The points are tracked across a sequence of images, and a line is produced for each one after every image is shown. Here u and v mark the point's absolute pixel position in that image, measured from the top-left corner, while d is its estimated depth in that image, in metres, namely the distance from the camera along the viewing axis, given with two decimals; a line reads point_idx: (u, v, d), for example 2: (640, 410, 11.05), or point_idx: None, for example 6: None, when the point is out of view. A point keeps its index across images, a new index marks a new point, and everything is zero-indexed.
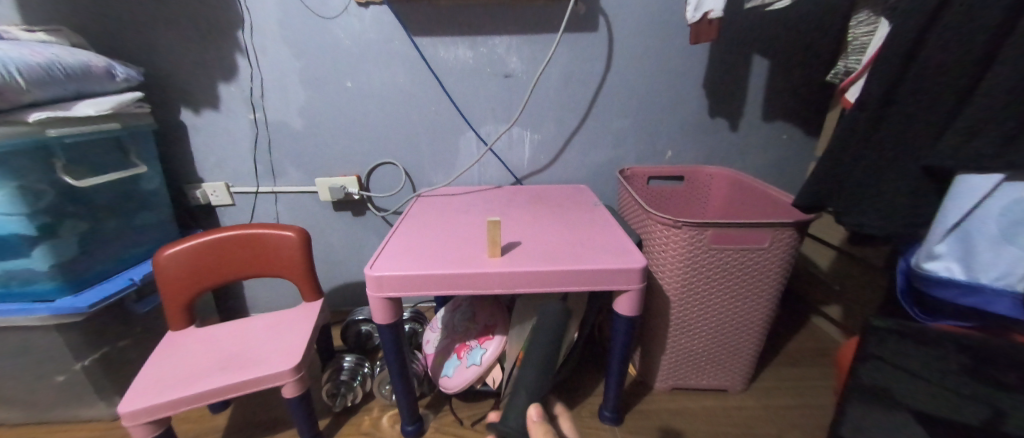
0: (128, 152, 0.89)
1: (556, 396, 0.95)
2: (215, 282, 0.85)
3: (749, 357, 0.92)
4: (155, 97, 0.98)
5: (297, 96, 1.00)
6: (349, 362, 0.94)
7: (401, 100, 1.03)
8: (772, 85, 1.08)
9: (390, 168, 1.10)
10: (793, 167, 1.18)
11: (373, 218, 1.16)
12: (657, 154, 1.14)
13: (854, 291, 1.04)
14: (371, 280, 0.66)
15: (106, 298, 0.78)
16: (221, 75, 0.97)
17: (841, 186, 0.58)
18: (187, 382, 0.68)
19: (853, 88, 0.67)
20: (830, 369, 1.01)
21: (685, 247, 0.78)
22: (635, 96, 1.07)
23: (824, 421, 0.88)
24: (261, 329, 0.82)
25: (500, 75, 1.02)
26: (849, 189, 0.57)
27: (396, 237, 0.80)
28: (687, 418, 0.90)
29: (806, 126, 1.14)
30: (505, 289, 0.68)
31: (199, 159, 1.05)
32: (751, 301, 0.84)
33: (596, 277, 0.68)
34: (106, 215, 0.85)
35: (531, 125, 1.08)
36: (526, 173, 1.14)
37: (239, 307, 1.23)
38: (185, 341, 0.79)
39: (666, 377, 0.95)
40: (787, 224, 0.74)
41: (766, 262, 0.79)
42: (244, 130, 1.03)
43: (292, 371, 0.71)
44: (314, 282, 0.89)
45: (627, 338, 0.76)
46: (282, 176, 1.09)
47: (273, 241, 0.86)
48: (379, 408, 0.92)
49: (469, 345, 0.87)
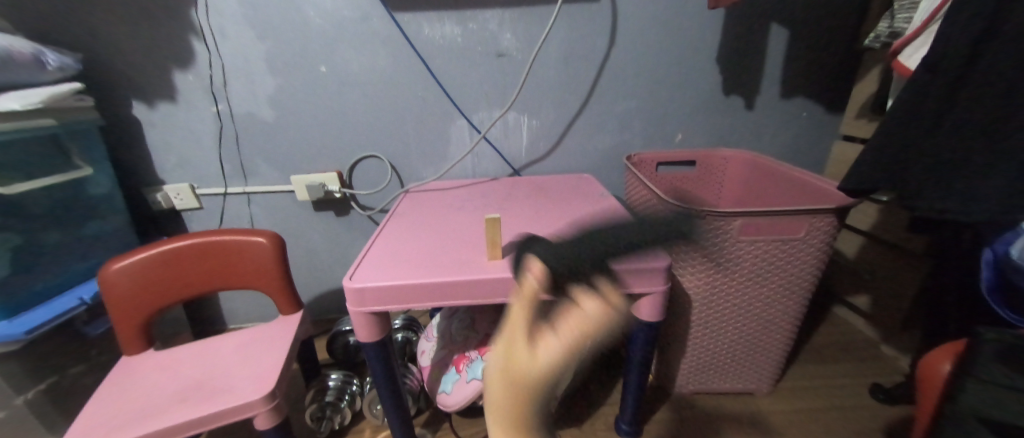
0: (68, 151, 0.78)
1: (567, 407, 0.87)
2: (177, 298, 0.75)
3: (777, 356, 0.84)
4: (102, 90, 0.86)
5: (266, 84, 0.89)
6: (336, 380, 0.84)
7: (381, 85, 0.92)
8: (792, 57, 0.99)
9: (374, 162, 1.00)
10: (813, 148, 1.10)
11: (359, 218, 1.06)
12: (667, 138, 1.04)
13: (887, 280, 0.96)
14: (351, 294, 0.56)
15: (49, 321, 0.69)
16: (176, 63, 0.86)
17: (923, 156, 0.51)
18: (141, 419, 0.58)
19: (910, 51, 0.59)
20: (861, 366, 0.94)
21: (711, 241, 0.68)
22: (642, 73, 0.97)
23: (863, 424, 0.80)
24: (231, 350, 0.71)
25: (494, 54, 0.92)
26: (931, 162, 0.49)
27: (382, 239, 0.70)
28: (714, 429, 0.81)
29: (827, 102, 1.05)
30: (508, 298, 0.58)
31: (158, 159, 0.94)
32: (781, 297, 0.75)
33: (615, 279, 0.58)
34: (45, 226, 0.74)
35: (528, 109, 0.98)
36: (524, 163, 1.04)
37: (214, 320, 1.13)
38: (144, 369, 0.69)
39: (686, 381, 0.86)
40: (826, 210, 0.65)
41: (800, 254, 0.70)
42: (207, 126, 0.92)
43: (265, 399, 0.61)
44: (291, 293, 0.79)
45: (648, 346, 0.67)
46: (254, 174, 0.98)
47: (242, 249, 0.76)
48: (371, 429, 0.84)
49: (469, 357, 0.78)
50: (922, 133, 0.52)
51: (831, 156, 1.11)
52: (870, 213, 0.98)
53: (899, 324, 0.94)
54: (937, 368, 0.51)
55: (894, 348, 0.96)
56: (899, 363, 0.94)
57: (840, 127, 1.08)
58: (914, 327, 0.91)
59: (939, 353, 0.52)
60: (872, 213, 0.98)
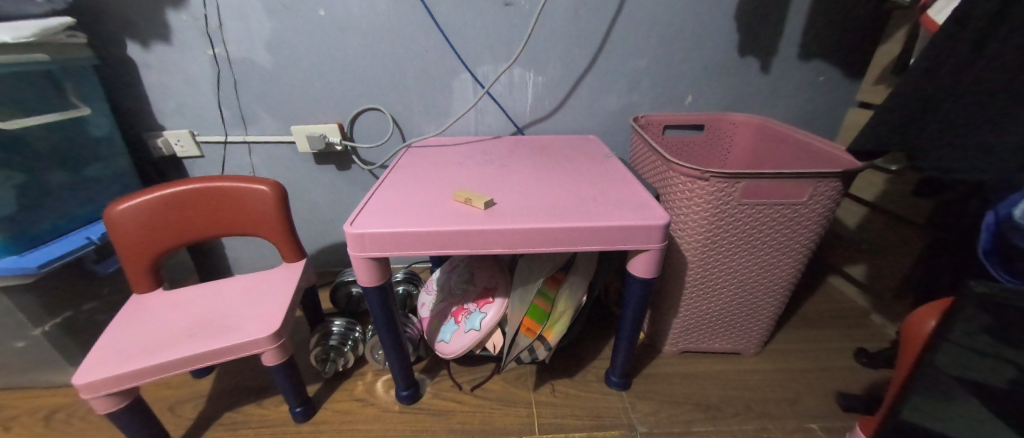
0: (64, 90, 0.77)
1: (561, 359, 0.90)
2: (182, 242, 0.76)
3: (768, 319, 0.86)
4: (95, 27, 0.84)
5: (263, 27, 0.86)
6: (339, 326, 0.87)
7: (381, 32, 0.88)
8: (815, 16, 0.94)
9: (375, 115, 0.98)
10: (825, 116, 1.07)
11: (361, 173, 1.06)
12: (676, 99, 1.01)
13: (885, 251, 0.96)
14: (352, 239, 0.56)
15: (60, 257, 0.71)
16: (169, 0, 0.82)
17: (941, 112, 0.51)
18: (151, 350, 0.61)
19: (942, 5, 0.57)
20: (848, 332, 0.96)
21: (712, 203, 0.68)
22: (656, 28, 0.92)
23: (844, 385, 0.83)
24: (236, 292, 0.74)
25: (500, 3, 0.87)
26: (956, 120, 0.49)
27: (383, 190, 0.70)
28: (699, 384, 0.84)
29: (846, 66, 1.01)
30: (507, 249, 0.59)
31: (157, 103, 0.92)
32: (778, 261, 0.76)
33: (613, 235, 0.59)
34: (47, 165, 0.74)
35: (534, 65, 0.95)
36: (528, 121, 1.02)
37: (219, 267, 1.16)
38: (153, 306, 0.71)
39: (677, 339, 0.89)
40: (833, 174, 0.64)
41: (801, 219, 0.70)
42: (204, 69, 0.89)
43: (272, 338, 0.64)
44: (295, 241, 0.80)
45: (642, 302, 0.68)
46: (254, 123, 0.97)
47: (243, 196, 0.76)
48: (372, 373, 0.88)
49: (468, 309, 0.80)
50: (943, 91, 0.51)
51: (843, 123, 1.08)
52: (876, 183, 0.97)
53: (892, 293, 0.95)
54: (923, 324, 0.55)
55: (882, 317, 0.98)
56: (887, 330, 0.97)
57: (856, 94, 1.05)
58: (905, 297, 0.92)
59: (927, 311, 0.56)
60: (878, 183, 0.97)
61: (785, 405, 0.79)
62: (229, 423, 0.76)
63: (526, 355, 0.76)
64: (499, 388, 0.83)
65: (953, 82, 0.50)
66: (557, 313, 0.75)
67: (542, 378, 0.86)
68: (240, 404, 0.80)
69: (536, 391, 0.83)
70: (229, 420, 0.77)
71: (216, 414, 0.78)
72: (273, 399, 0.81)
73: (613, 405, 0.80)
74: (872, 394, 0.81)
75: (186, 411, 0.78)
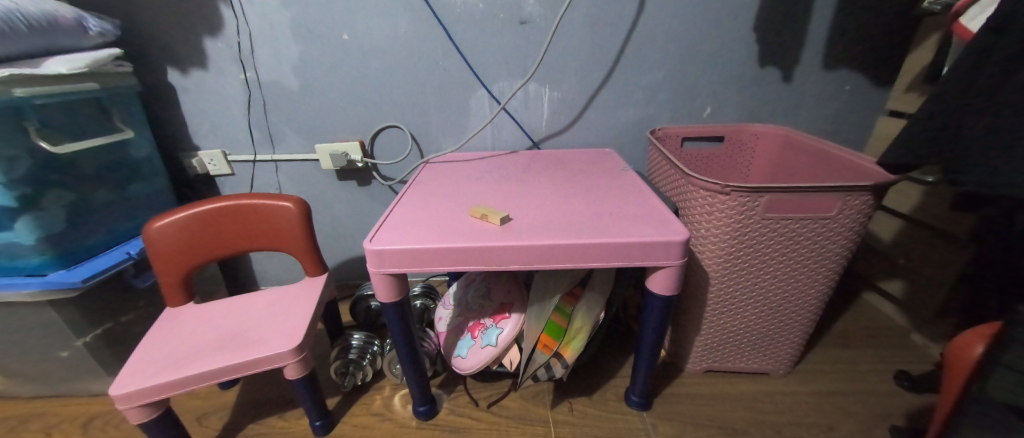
0: (112, 115, 0.83)
1: (578, 376, 0.89)
2: (210, 257, 0.79)
3: (797, 338, 0.82)
4: (140, 56, 0.90)
5: (290, 51, 0.90)
6: (359, 340, 0.89)
7: (401, 54, 0.91)
8: (839, 25, 0.92)
9: (395, 132, 1.01)
10: (853, 125, 1.03)
11: (380, 188, 1.08)
12: (694, 111, 1.00)
13: (926, 268, 0.91)
14: (371, 255, 0.57)
15: (101, 272, 0.74)
16: (207, 30, 0.88)
17: (978, 121, 0.49)
18: (181, 362, 0.63)
19: (976, 11, 0.55)
20: (884, 353, 0.91)
21: (734, 217, 0.66)
22: (672, 42, 0.92)
23: (883, 411, 0.78)
24: (261, 307, 0.76)
25: (516, 22, 0.89)
26: (995, 128, 0.47)
27: (402, 206, 0.71)
28: (724, 405, 0.81)
29: (874, 74, 0.98)
30: (523, 265, 0.59)
31: (192, 125, 0.98)
32: (805, 277, 0.73)
33: (630, 252, 0.58)
34: (94, 185, 0.80)
35: (550, 80, 0.95)
36: (544, 136, 1.03)
37: (246, 279, 1.20)
38: (185, 320, 0.74)
39: (701, 358, 0.86)
40: (862, 187, 0.62)
41: (830, 233, 0.67)
42: (235, 92, 0.94)
43: (294, 352, 0.65)
44: (316, 257, 0.82)
45: (662, 319, 0.67)
46: (281, 143, 1.01)
47: (269, 213, 0.79)
48: (390, 387, 0.88)
49: (484, 324, 0.80)
50: (978, 99, 0.49)
51: (873, 133, 1.04)
52: (912, 195, 0.93)
53: (933, 311, 0.90)
54: (968, 350, 0.52)
55: (925, 337, 0.92)
56: (930, 351, 0.91)
57: (885, 102, 1.01)
58: (948, 316, 0.87)
59: (971, 336, 0.53)
60: (914, 194, 0.93)
61: (819, 431, 0.75)
62: (253, 434, 0.78)
63: (543, 373, 0.75)
64: (516, 405, 0.82)
65: (995, 89, 0.47)
66: (574, 330, 0.74)
67: (561, 395, 0.84)
68: (263, 415, 0.82)
69: (554, 409, 0.81)
70: (252, 432, 0.78)
71: (240, 425, 0.80)
72: (294, 411, 0.83)
73: (633, 426, 0.77)
74: (915, 421, 0.76)
75: (213, 421, 0.81)
